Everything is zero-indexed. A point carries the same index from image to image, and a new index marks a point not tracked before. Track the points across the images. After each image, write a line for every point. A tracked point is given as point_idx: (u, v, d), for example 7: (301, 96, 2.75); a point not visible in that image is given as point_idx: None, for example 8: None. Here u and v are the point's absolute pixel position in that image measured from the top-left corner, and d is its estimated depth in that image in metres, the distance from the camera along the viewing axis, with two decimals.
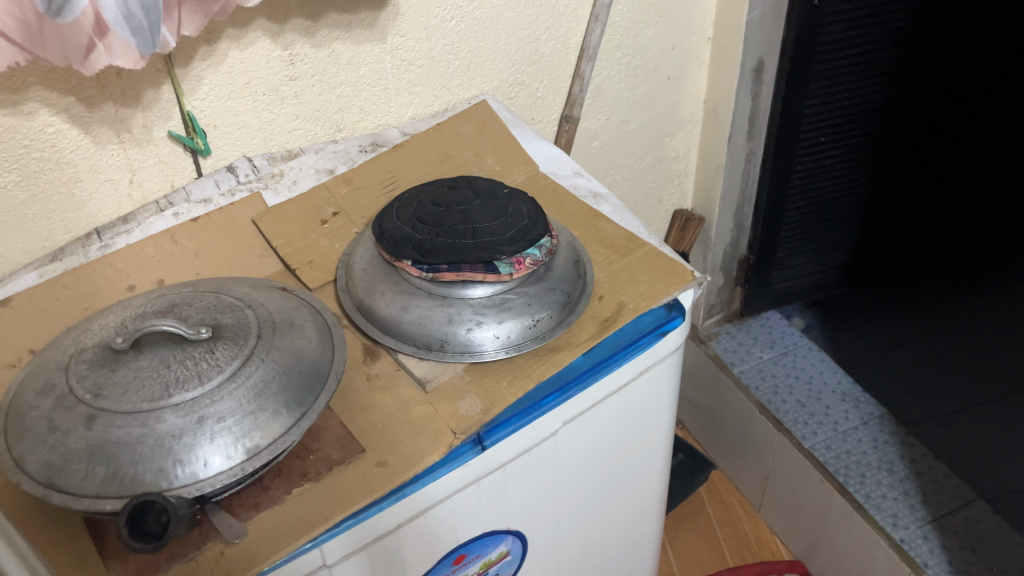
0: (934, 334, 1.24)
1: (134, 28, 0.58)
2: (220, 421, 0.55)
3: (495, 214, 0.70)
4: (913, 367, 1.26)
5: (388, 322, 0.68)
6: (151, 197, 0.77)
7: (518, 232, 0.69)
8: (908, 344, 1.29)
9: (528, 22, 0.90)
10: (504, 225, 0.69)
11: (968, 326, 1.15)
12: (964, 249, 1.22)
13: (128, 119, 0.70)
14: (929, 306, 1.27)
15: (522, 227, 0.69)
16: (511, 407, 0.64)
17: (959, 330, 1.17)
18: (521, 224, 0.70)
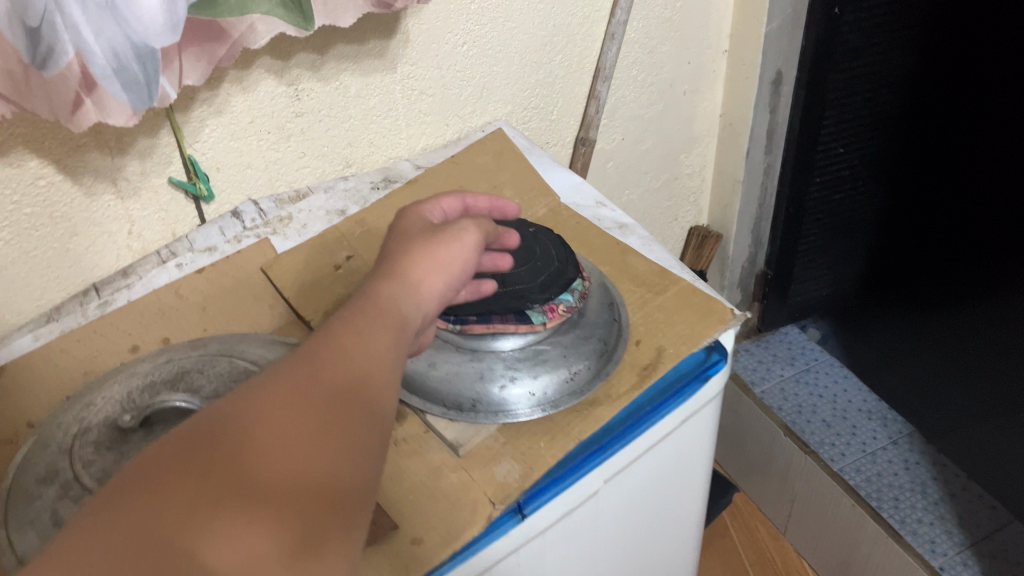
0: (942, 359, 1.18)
1: (126, 80, 0.53)
2: None
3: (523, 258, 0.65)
4: (928, 389, 1.21)
5: (414, 380, 0.63)
6: (151, 247, 0.72)
7: (548, 280, 0.64)
8: (918, 361, 1.22)
9: (542, 44, 0.85)
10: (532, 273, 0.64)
11: (982, 351, 1.09)
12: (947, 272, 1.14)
13: (124, 167, 0.65)
14: (926, 327, 1.20)
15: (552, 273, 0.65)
16: (551, 470, 0.60)
17: (971, 353, 1.11)
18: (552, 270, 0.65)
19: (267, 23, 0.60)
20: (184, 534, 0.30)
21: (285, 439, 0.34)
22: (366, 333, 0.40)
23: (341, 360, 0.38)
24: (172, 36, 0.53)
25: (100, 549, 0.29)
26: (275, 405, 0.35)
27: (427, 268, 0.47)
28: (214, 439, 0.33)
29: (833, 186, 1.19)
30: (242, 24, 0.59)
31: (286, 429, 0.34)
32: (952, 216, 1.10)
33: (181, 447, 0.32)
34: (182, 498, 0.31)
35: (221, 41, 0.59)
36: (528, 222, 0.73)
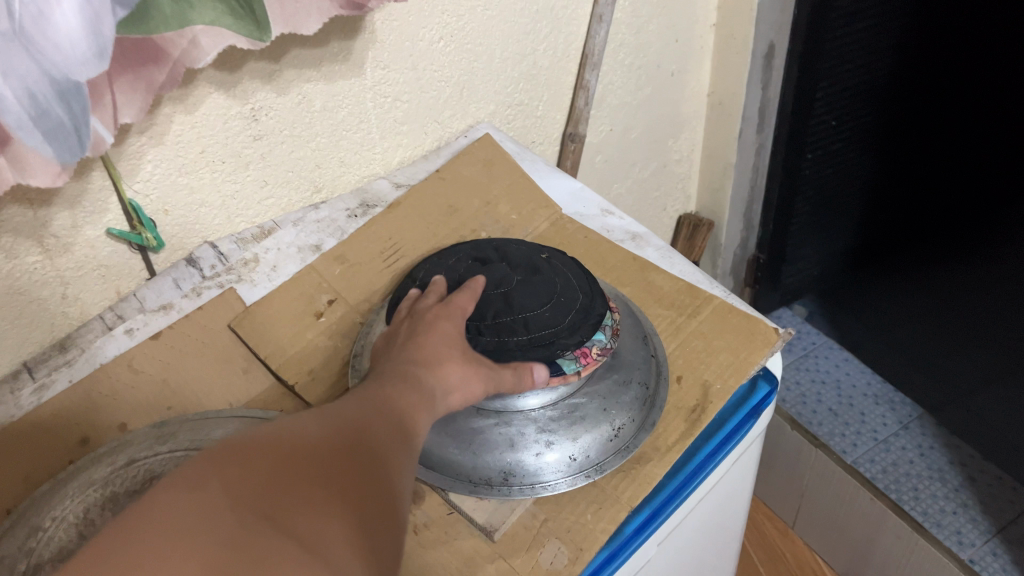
0: (940, 330, 1.11)
1: (50, 125, 0.43)
2: None
3: (542, 293, 0.55)
4: (928, 363, 1.15)
5: (431, 454, 0.53)
6: (92, 311, 0.60)
7: (574, 318, 0.55)
8: (910, 330, 1.17)
9: (525, 32, 0.75)
10: (555, 310, 0.54)
11: (990, 328, 1.03)
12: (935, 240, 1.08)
13: (48, 221, 0.53)
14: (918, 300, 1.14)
15: (578, 309, 0.55)
16: (604, 547, 0.51)
17: (979, 327, 1.04)
18: (577, 307, 0.55)
19: (212, 34, 0.49)
20: (264, 497, 0.31)
21: (336, 451, 0.36)
22: (395, 391, 0.43)
23: (374, 409, 0.41)
24: (100, 65, 0.42)
25: (185, 504, 0.30)
26: (324, 425, 0.37)
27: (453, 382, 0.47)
28: (280, 437, 0.35)
29: (825, 160, 1.11)
30: (182, 39, 0.47)
31: (332, 441, 0.36)
32: (955, 190, 1.02)
33: (245, 440, 0.34)
34: (260, 474, 0.32)
35: (159, 64, 0.48)
36: (539, 244, 0.63)
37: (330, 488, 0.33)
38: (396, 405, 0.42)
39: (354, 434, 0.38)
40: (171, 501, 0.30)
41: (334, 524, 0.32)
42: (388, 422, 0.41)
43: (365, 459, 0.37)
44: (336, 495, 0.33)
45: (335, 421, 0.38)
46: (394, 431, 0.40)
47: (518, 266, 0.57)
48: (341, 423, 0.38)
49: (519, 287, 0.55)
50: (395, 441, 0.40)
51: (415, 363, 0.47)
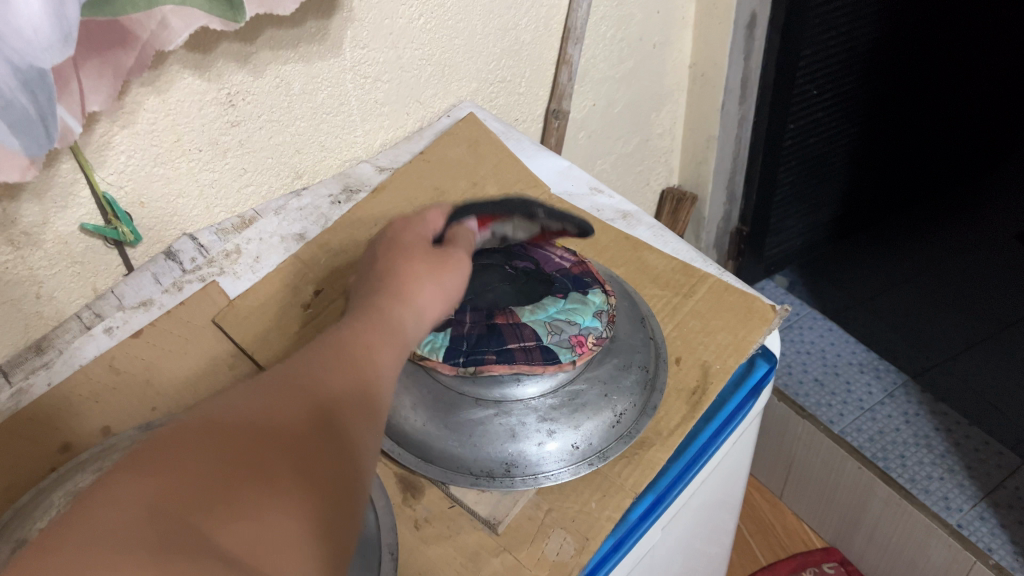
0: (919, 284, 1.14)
1: (15, 117, 0.40)
2: None
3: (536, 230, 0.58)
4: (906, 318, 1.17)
5: (429, 447, 0.52)
6: (69, 309, 0.57)
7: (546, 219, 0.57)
8: (894, 295, 1.19)
9: (506, 7, 0.72)
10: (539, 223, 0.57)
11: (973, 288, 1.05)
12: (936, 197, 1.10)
13: (16, 218, 0.50)
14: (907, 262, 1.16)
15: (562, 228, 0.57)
16: (609, 535, 0.50)
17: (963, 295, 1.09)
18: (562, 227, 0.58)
19: (183, 15, 0.45)
20: (182, 503, 0.28)
21: (280, 435, 0.33)
22: (355, 344, 0.40)
23: (333, 368, 0.38)
24: (65, 50, 0.39)
25: (98, 517, 0.27)
26: (275, 402, 0.34)
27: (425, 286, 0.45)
28: (214, 425, 0.32)
29: (811, 128, 1.11)
30: (150, 20, 0.44)
31: (276, 421, 0.33)
32: (952, 151, 1.08)
33: (176, 433, 0.31)
34: (185, 474, 0.29)
35: (127, 47, 0.45)
36: (511, 249, 0.59)
37: (271, 499, 0.30)
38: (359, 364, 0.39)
39: (308, 410, 0.35)
40: (83, 516, 0.27)
41: (263, 532, 0.29)
42: (351, 387, 0.37)
43: (316, 440, 0.34)
44: (280, 508, 0.30)
45: (288, 395, 0.35)
46: (357, 397, 0.37)
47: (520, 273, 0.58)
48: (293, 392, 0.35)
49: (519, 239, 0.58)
50: (358, 409, 0.37)
51: (392, 280, 0.45)
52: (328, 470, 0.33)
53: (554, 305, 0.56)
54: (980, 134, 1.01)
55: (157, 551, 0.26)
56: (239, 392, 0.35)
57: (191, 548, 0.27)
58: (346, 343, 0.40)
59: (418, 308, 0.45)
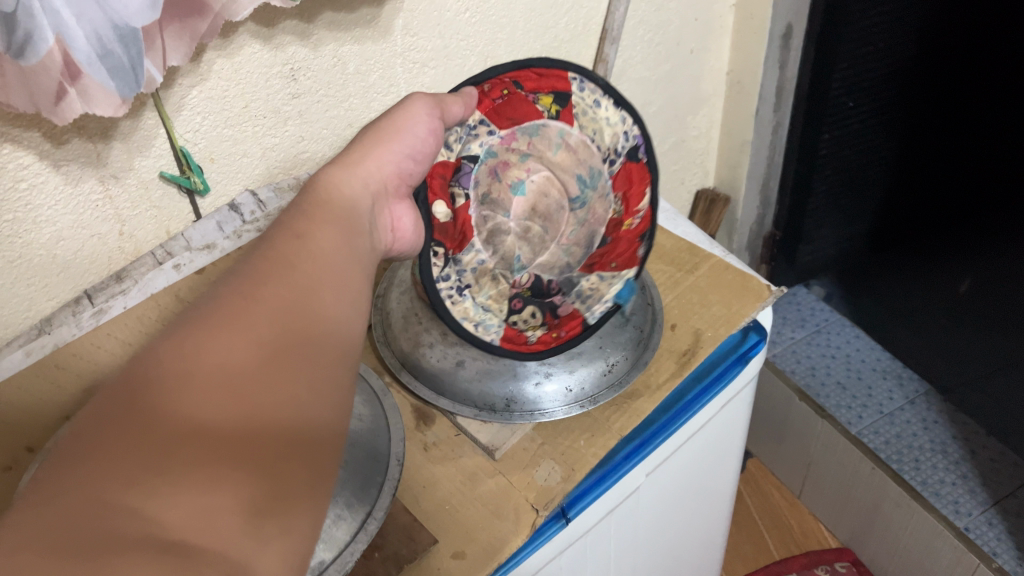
0: (953, 296, 1.13)
1: (111, 67, 0.47)
2: None
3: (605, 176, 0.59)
4: (939, 333, 1.17)
5: (441, 380, 0.59)
6: (145, 247, 0.66)
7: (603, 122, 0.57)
8: (932, 314, 1.17)
9: (547, 6, 0.80)
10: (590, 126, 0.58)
11: (1002, 308, 1.05)
12: (961, 221, 1.08)
13: (109, 161, 0.59)
14: (937, 283, 1.15)
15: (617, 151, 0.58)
16: (593, 471, 0.56)
17: (987, 313, 1.07)
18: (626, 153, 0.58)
19: None
20: (133, 496, 0.28)
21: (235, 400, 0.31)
22: (300, 253, 0.38)
23: (285, 290, 0.36)
24: (153, 15, 0.47)
25: (43, 517, 0.27)
26: (226, 356, 0.32)
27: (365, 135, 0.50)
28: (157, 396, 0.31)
29: (849, 141, 1.13)
30: None
31: (231, 391, 0.32)
32: (959, 178, 1.07)
33: (117, 409, 0.30)
34: (134, 462, 0.28)
35: (202, 15, 0.51)
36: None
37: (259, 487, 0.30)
38: (310, 286, 0.37)
39: (264, 363, 0.33)
40: (28, 517, 0.27)
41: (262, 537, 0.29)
42: (309, 317, 0.36)
43: (278, 401, 0.32)
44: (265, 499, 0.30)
45: (243, 346, 0.33)
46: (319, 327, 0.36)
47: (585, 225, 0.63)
48: (248, 340, 0.33)
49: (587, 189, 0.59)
50: (321, 346, 0.36)
51: (349, 150, 0.49)
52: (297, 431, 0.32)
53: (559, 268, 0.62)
54: (998, 159, 0.99)
55: (107, 552, 0.25)
56: (178, 338, 0.33)
57: (148, 539, 0.27)
58: (283, 246, 0.38)
59: (363, 177, 0.48)
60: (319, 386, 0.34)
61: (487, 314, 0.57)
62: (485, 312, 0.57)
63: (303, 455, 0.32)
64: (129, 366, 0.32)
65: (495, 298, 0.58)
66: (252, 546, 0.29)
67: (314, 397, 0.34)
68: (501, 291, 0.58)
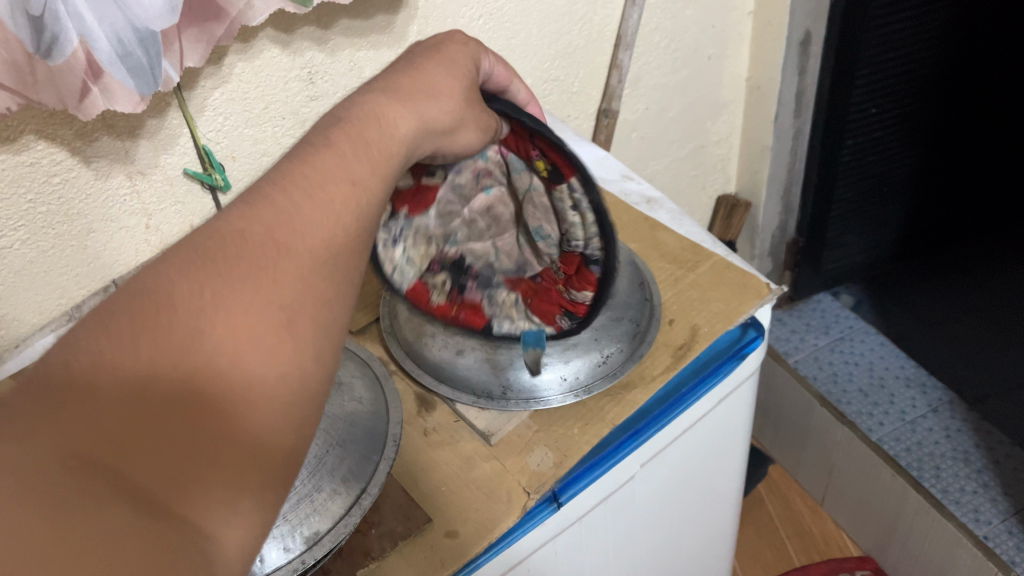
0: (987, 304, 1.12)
1: (131, 68, 0.51)
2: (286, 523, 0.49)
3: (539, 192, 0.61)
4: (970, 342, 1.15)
5: (442, 368, 0.62)
6: (170, 241, 0.70)
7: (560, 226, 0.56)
8: (966, 323, 1.16)
9: (562, 13, 0.82)
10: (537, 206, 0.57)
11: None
12: (999, 228, 1.07)
13: (136, 159, 0.63)
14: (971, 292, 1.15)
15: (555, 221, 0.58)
16: (587, 457, 0.58)
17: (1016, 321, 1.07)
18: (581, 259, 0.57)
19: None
20: (113, 453, 0.28)
21: (221, 368, 0.32)
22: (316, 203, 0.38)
23: (301, 266, 0.36)
24: (172, 19, 0.51)
25: (31, 463, 0.27)
26: (233, 324, 0.33)
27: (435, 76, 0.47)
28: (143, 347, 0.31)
29: (873, 148, 1.12)
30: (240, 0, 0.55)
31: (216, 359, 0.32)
32: (997, 187, 1.06)
33: (110, 347, 0.31)
34: (116, 419, 0.29)
35: (219, 20, 0.56)
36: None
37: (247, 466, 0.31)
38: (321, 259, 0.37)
39: (261, 330, 0.33)
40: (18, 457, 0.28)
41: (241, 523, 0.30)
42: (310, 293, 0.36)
43: (263, 375, 0.33)
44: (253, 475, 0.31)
45: (249, 311, 0.33)
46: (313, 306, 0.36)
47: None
48: (261, 307, 0.34)
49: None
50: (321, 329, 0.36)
51: (414, 97, 0.46)
52: (282, 405, 0.33)
53: None
54: None
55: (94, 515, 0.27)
56: (188, 284, 0.33)
57: (119, 499, 0.27)
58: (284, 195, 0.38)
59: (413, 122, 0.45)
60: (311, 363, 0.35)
61: (408, 265, 0.61)
62: (409, 264, 0.61)
63: (286, 424, 0.33)
64: (130, 295, 0.33)
65: (422, 256, 0.61)
66: (224, 512, 0.30)
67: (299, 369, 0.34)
68: (426, 254, 0.61)
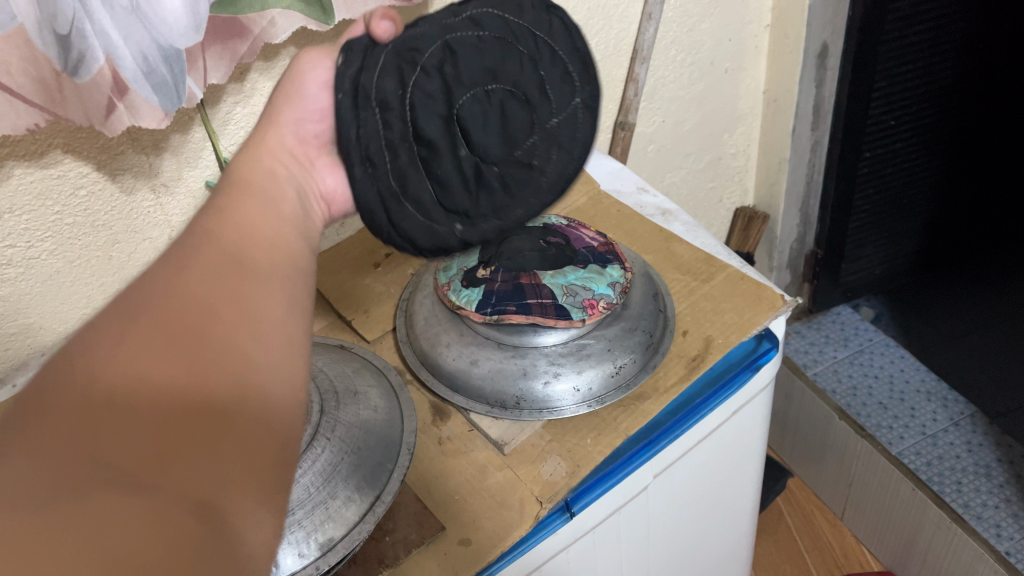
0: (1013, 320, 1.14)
1: (156, 84, 0.53)
2: (302, 530, 0.50)
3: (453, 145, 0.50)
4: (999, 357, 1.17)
5: (457, 378, 0.62)
6: None
7: (362, 166, 0.49)
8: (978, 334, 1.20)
9: (578, 28, 0.83)
10: (358, 142, 0.49)
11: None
12: None
13: (159, 172, 0.64)
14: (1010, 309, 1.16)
15: (401, 171, 0.50)
16: (599, 468, 0.58)
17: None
18: (395, 220, 0.51)
19: (288, 17, 0.58)
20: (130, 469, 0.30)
21: (187, 359, 0.34)
22: (240, 228, 0.41)
23: (222, 259, 0.38)
24: (196, 37, 0.53)
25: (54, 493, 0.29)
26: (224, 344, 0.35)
27: (324, 78, 0.51)
28: (101, 356, 0.33)
29: (890, 160, 1.12)
30: (263, 19, 0.57)
31: (171, 348, 0.33)
32: None
33: (98, 372, 0.32)
34: (75, 426, 0.31)
35: (243, 38, 0.58)
36: (546, 228, 0.69)
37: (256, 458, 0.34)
38: (237, 250, 0.39)
39: (240, 333, 0.36)
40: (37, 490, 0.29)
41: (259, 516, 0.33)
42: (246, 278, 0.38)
43: (228, 356, 0.35)
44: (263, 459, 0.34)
45: (226, 324, 0.36)
46: (258, 289, 0.38)
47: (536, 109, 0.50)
48: (239, 319, 0.36)
49: (470, 102, 0.49)
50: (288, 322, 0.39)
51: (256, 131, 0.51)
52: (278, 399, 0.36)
53: (574, 273, 0.64)
54: None
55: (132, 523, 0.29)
56: (161, 306, 0.35)
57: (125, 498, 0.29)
58: (217, 220, 0.41)
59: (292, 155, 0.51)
60: (279, 343, 0.37)
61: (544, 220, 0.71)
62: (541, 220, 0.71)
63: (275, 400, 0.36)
64: (110, 327, 0.34)
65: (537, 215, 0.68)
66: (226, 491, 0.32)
67: (261, 348, 0.36)
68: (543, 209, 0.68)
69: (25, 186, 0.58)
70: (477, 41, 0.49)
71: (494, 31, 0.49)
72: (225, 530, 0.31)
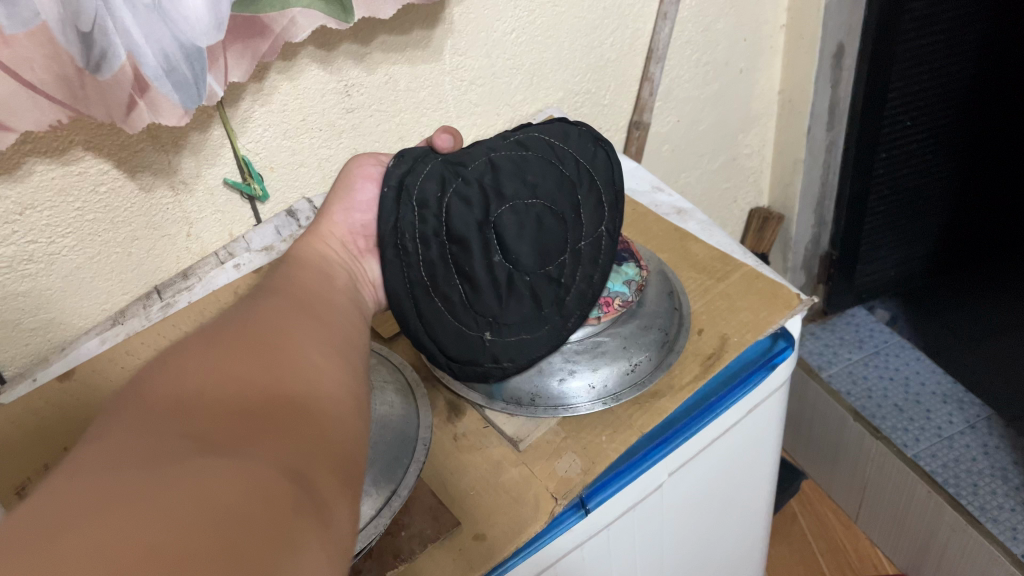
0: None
1: (176, 82, 0.54)
2: None
3: (483, 248, 0.55)
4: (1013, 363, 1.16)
5: None
6: (210, 249, 0.72)
7: (395, 251, 0.57)
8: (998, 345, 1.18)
9: (593, 27, 0.84)
10: (395, 231, 0.56)
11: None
12: None
13: (178, 169, 0.65)
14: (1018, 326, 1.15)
15: (433, 264, 0.56)
16: (614, 465, 0.58)
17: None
18: (423, 312, 0.57)
19: (309, 16, 0.59)
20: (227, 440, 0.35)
21: (263, 373, 0.40)
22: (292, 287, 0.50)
23: (278, 310, 0.46)
24: (217, 35, 0.54)
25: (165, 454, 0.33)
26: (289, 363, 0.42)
27: (373, 175, 0.64)
28: (188, 369, 0.39)
29: (907, 161, 1.12)
30: (283, 18, 0.58)
31: (247, 360, 0.40)
32: None
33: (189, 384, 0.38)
34: (171, 419, 0.36)
35: (263, 37, 0.58)
36: None
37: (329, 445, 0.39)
38: (291, 305, 0.48)
39: (304, 358, 0.43)
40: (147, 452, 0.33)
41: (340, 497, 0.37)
42: (298, 322, 0.46)
43: (295, 375, 0.41)
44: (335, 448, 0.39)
45: (292, 351, 0.43)
46: (307, 328, 0.46)
47: (569, 228, 0.57)
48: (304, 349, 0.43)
49: (508, 213, 0.55)
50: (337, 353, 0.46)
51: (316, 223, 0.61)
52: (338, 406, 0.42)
53: None
54: None
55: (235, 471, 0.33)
56: (234, 342, 0.42)
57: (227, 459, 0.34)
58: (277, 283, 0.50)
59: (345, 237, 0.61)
60: (331, 367, 0.44)
61: None
62: None
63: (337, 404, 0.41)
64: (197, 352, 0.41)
65: None
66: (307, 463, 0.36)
67: (319, 368, 0.43)
68: None
69: (45, 182, 0.59)
70: (520, 158, 0.56)
71: (538, 152, 0.57)
72: (315, 496, 0.35)
